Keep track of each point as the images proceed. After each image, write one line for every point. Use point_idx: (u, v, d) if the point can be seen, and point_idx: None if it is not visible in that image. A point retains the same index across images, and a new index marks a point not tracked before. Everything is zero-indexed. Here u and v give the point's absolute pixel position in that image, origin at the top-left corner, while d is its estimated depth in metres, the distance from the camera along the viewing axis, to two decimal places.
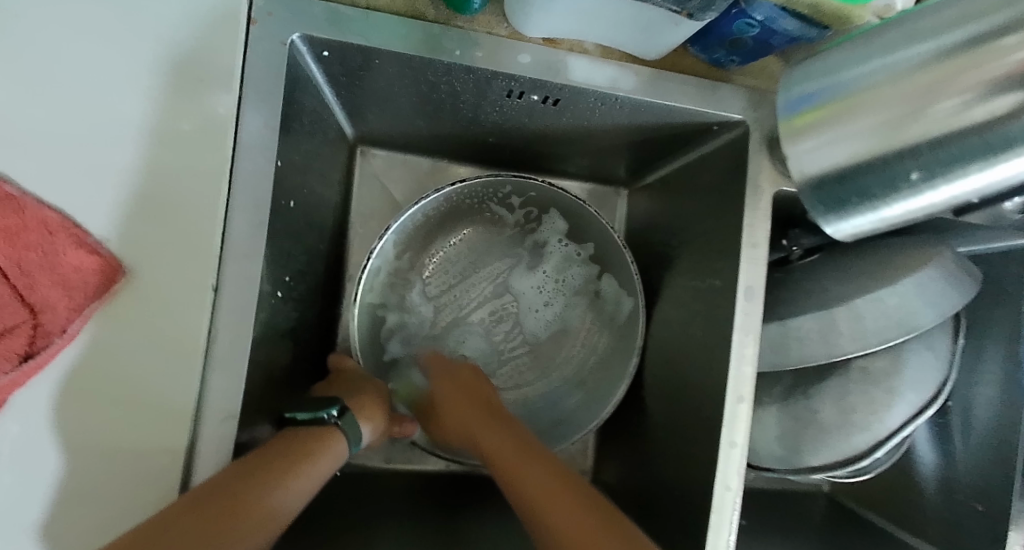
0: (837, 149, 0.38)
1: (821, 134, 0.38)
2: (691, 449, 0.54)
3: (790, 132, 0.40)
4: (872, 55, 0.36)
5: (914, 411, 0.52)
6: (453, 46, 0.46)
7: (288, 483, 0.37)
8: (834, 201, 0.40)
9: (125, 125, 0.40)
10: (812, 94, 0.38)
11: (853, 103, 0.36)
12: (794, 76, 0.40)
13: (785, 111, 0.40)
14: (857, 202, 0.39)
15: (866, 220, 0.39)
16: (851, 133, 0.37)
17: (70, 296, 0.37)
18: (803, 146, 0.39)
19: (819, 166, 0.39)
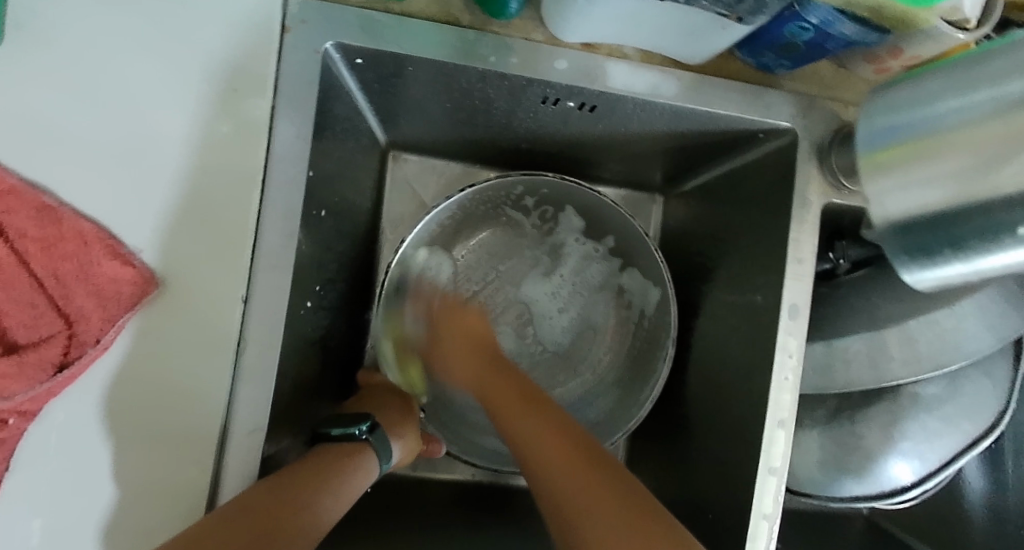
0: (923, 192, 0.30)
1: (903, 174, 0.31)
2: (728, 472, 0.52)
3: (869, 169, 0.33)
4: (976, 86, 0.28)
5: (968, 442, 0.50)
6: (488, 52, 0.45)
7: (339, 482, 0.39)
8: (919, 248, 0.31)
9: (158, 134, 0.40)
10: (898, 126, 0.31)
11: (943, 142, 0.29)
12: (879, 104, 0.33)
13: (867, 143, 0.33)
14: (946, 254, 0.30)
15: (956, 271, 0.31)
16: (940, 176, 0.29)
17: (105, 307, 0.37)
18: (883, 186, 0.32)
19: (903, 209, 0.31)
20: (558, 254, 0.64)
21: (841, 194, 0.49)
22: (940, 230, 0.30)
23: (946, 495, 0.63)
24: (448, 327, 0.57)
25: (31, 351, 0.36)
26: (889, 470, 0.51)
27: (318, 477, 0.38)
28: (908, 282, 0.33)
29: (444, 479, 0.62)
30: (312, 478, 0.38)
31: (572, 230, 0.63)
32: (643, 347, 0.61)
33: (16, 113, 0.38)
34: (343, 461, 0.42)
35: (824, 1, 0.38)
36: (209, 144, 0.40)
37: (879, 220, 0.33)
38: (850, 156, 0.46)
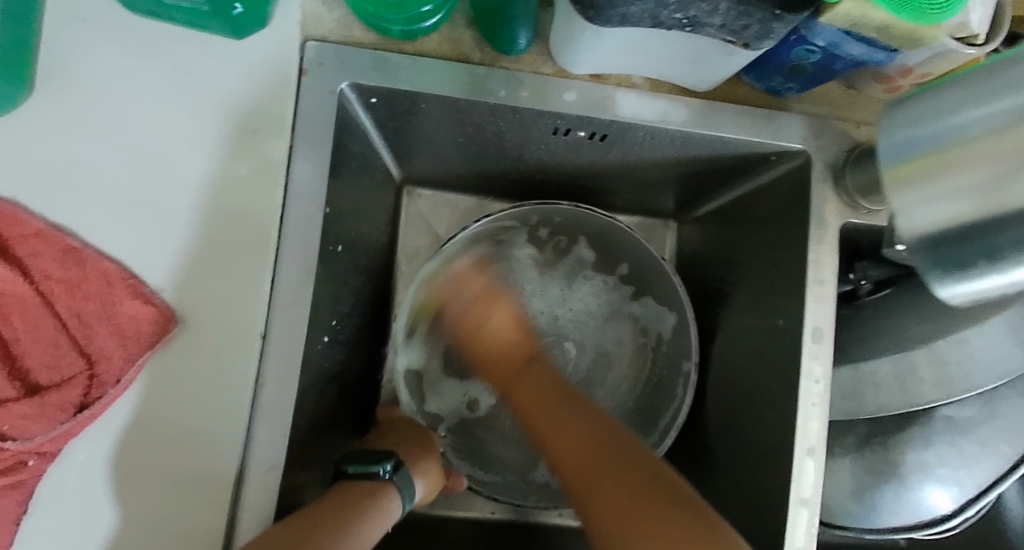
0: (952, 203, 0.26)
1: (934, 184, 0.27)
2: (758, 505, 0.50)
3: (893, 181, 0.29)
4: (1000, 93, 0.26)
5: (1010, 465, 0.48)
6: (498, 87, 0.46)
7: (380, 510, 0.41)
8: (955, 262, 0.27)
9: (179, 176, 0.41)
10: (923, 138, 0.28)
11: (971, 151, 0.26)
12: (895, 117, 0.30)
13: (889, 156, 0.29)
14: (984, 264, 0.26)
15: (993, 282, 0.26)
16: (974, 184, 0.26)
17: (125, 346, 0.38)
18: (910, 198, 0.28)
19: (933, 222, 0.27)
20: (568, 287, 0.64)
21: (859, 214, 0.49)
22: (976, 240, 0.26)
23: (988, 523, 0.60)
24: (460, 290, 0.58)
25: (52, 393, 0.36)
26: (927, 497, 0.49)
27: (358, 504, 0.40)
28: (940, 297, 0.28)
29: (462, 517, 0.60)
30: (358, 505, 0.40)
31: (586, 262, 0.64)
32: (664, 366, 0.60)
33: (47, 160, 0.40)
34: (381, 489, 0.43)
35: (830, 24, 0.38)
36: (228, 186, 0.41)
37: (906, 238, 0.29)
38: (866, 176, 0.46)
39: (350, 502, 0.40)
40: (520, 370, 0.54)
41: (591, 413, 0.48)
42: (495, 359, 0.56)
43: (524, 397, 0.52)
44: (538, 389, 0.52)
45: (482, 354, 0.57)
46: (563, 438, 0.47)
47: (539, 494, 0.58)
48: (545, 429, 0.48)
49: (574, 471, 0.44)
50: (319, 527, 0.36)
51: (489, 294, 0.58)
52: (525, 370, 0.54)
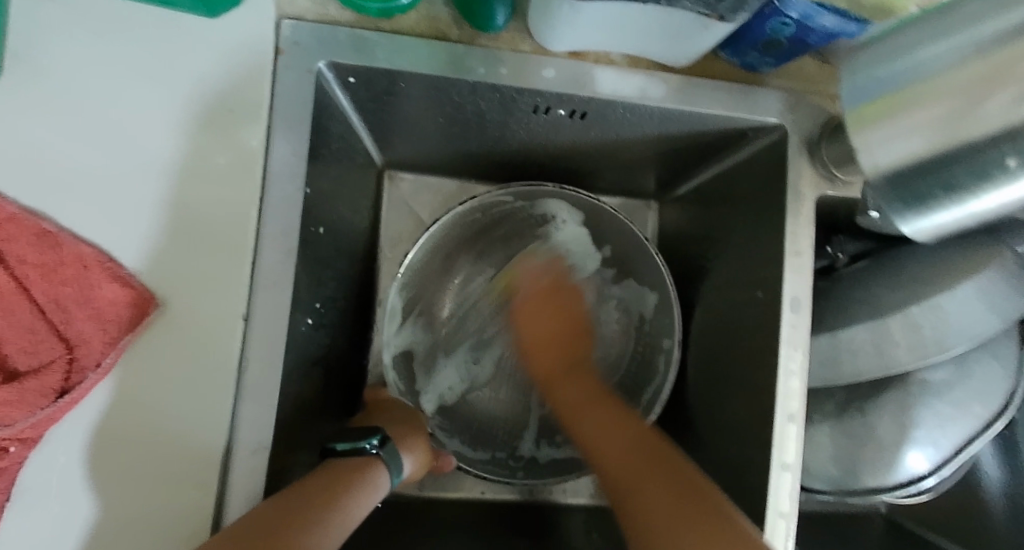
0: (908, 141, 0.30)
1: (895, 124, 0.29)
2: (741, 474, 0.51)
3: (854, 124, 0.31)
4: (952, 31, 0.27)
5: (982, 425, 0.49)
6: (477, 65, 0.46)
7: (366, 487, 0.41)
8: (911, 195, 0.32)
9: (153, 157, 0.40)
10: (877, 82, 0.30)
11: (926, 90, 0.28)
12: (858, 60, 0.31)
13: (851, 99, 0.31)
14: (940, 197, 0.31)
15: (951, 215, 0.32)
16: (934, 120, 0.29)
17: (105, 330, 0.37)
18: (872, 139, 0.30)
19: (890, 160, 0.30)
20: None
21: (834, 186, 0.49)
22: (935, 175, 0.30)
23: (963, 487, 0.63)
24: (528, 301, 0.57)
25: (31, 378, 0.35)
26: (905, 459, 0.49)
27: (346, 481, 0.40)
28: (906, 233, 0.33)
29: (452, 498, 0.61)
30: (345, 481, 0.40)
31: (575, 240, 0.63)
32: (647, 343, 0.61)
33: (15, 143, 0.39)
34: (364, 466, 0.43)
35: None
36: (205, 168, 0.41)
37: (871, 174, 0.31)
38: (842, 146, 0.47)
39: (337, 478, 0.40)
40: (570, 373, 0.53)
41: (637, 426, 0.46)
42: (548, 357, 0.54)
43: (568, 405, 0.50)
44: (572, 395, 0.51)
45: (538, 364, 0.55)
46: (609, 449, 0.44)
47: (526, 470, 0.60)
48: (586, 430, 0.47)
49: (621, 467, 0.43)
50: (306, 502, 0.36)
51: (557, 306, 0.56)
52: (572, 383, 0.52)
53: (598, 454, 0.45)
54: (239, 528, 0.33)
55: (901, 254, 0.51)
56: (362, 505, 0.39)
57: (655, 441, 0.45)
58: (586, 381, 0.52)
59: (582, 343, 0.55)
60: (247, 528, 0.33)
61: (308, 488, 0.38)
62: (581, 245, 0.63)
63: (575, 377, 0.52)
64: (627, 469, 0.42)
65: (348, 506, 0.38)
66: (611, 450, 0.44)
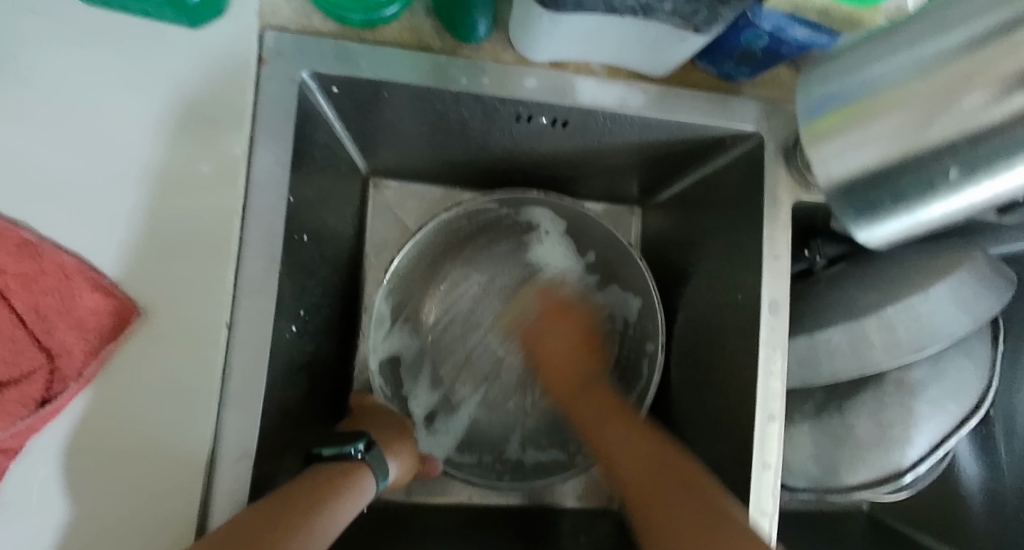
0: (863, 150, 0.34)
1: (853, 135, 0.34)
2: (723, 474, 0.52)
3: (811, 136, 0.36)
4: (894, 52, 0.33)
5: (957, 422, 0.49)
6: (460, 75, 0.46)
7: (351, 491, 0.42)
8: (865, 203, 0.35)
9: (135, 167, 0.40)
10: (834, 95, 0.35)
11: (879, 104, 0.33)
12: (811, 79, 0.37)
13: (806, 114, 0.37)
14: (890, 205, 0.35)
15: (900, 223, 0.35)
16: (893, 129, 0.33)
17: (86, 339, 0.37)
18: (827, 150, 0.35)
19: (846, 169, 0.35)
20: (544, 270, 0.64)
21: (809, 191, 0.51)
22: (888, 183, 0.34)
23: (941, 484, 0.64)
24: (539, 342, 0.60)
25: (12, 389, 0.36)
26: (881, 457, 0.49)
27: (331, 485, 0.40)
28: (861, 238, 0.37)
29: (439, 503, 0.62)
30: (330, 486, 0.40)
31: (561, 244, 0.64)
32: (631, 346, 0.63)
33: None
34: (351, 470, 0.44)
35: (775, 8, 0.40)
36: (189, 177, 0.41)
37: (824, 186, 0.37)
38: None
39: (323, 482, 0.40)
40: (578, 394, 0.56)
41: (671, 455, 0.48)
42: (556, 383, 0.58)
43: (586, 422, 0.54)
44: (598, 418, 0.54)
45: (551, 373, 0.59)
46: (626, 462, 0.49)
47: (513, 473, 0.61)
48: (609, 446, 0.51)
49: (630, 474, 0.47)
50: (290, 505, 0.36)
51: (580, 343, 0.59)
52: (582, 392, 0.57)
53: (614, 458, 0.50)
54: (223, 532, 0.33)
55: (876, 261, 0.53)
56: (347, 509, 0.40)
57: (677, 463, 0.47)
58: (594, 387, 0.57)
59: (597, 353, 0.59)
60: (231, 531, 0.33)
61: (293, 491, 0.38)
62: (566, 249, 0.64)
63: (573, 387, 0.57)
64: (638, 480, 0.46)
65: (332, 510, 0.38)
66: (632, 464, 0.48)
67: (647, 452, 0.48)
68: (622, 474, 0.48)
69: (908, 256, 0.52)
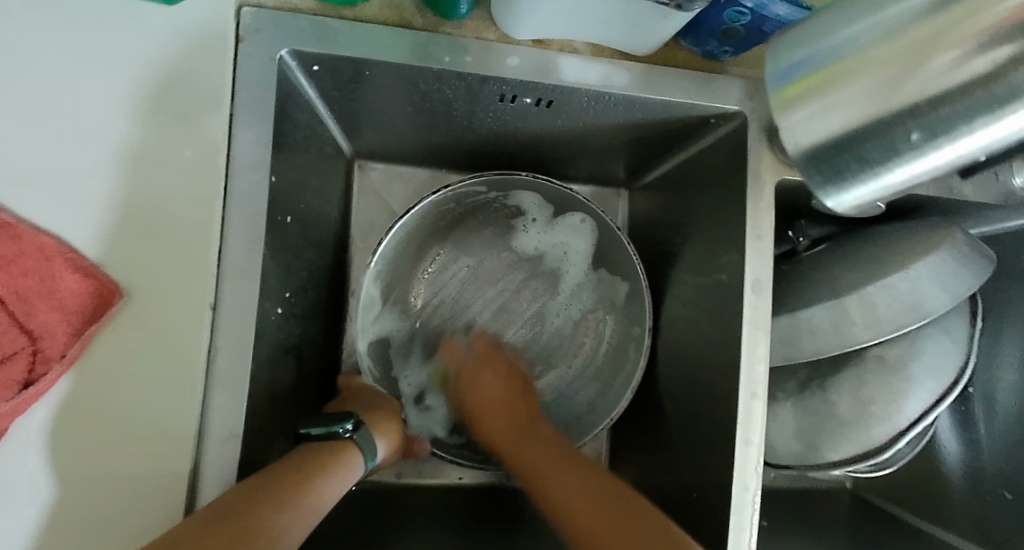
0: (830, 117, 0.32)
1: (820, 100, 0.32)
2: (708, 451, 0.52)
3: (779, 105, 0.34)
4: (865, 12, 0.31)
5: (935, 398, 0.50)
6: (442, 53, 0.46)
7: (339, 469, 0.42)
8: (833, 172, 0.33)
9: (113, 147, 0.40)
10: (803, 60, 0.33)
11: (849, 67, 0.31)
12: (779, 44, 0.35)
13: (775, 82, 0.34)
14: (858, 173, 0.32)
15: (867, 191, 0.33)
16: (862, 94, 0.31)
17: (69, 321, 0.37)
18: (795, 118, 0.33)
19: (813, 137, 0.33)
20: (531, 255, 0.64)
21: (793, 170, 0.51)
22: (851, 150, 0.32)
23: (921, 460, 0.65)
24: (470, 378, 0.58)
25: None
26: (861, 433, 0.50)
27: (321, 464, 0.41)
28: (830, 206, 0.34)
29: (431, 484, 0.62)
30: (320, 465, 0.41)
31: (549, 230, 0.64)
32: (619, 330, 0.63)
33: None
34: (338, 450, 0.44)
35: None
36: (168, 157, 0.41)
37: (793, 156, 0.34)
38: None
39: (313, 461, 0.41)
40: (520, 427, 0.53)
41: (603, 497, 0.43)
42: (488, 416, 0.55)
43: (532, 465, 0.49)
44: (533, 448, 0.51)
45: (484, 426, 0.56)
46: (584, 513, 0.42)
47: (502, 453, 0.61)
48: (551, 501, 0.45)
49: (579, 529, 0.41)
50: (282, 483, 0.37)
51: (513, 383, 0.57)
52: (530, 426, 0.54)
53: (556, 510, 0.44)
54: (216, 508, 0.33)
55: (858, 242, 0.54)
56: (335, 488, 0.40)
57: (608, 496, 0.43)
58: (539, 426, 0.54)
59: (528, 392, 0.57)
60: (224, 508, 0.33)
61: (283, 470, 0.38)
62: (554, 234, 0.64)
63: (517, 422, 0.54)
64: (595, 532, 0.40)
65: (322, 488, 0.39)
66: (573, 504, 0.43)
67: (594, 485, 0.44)
68: (571, 524, 0.42)
69: (891, 236, 0.52)
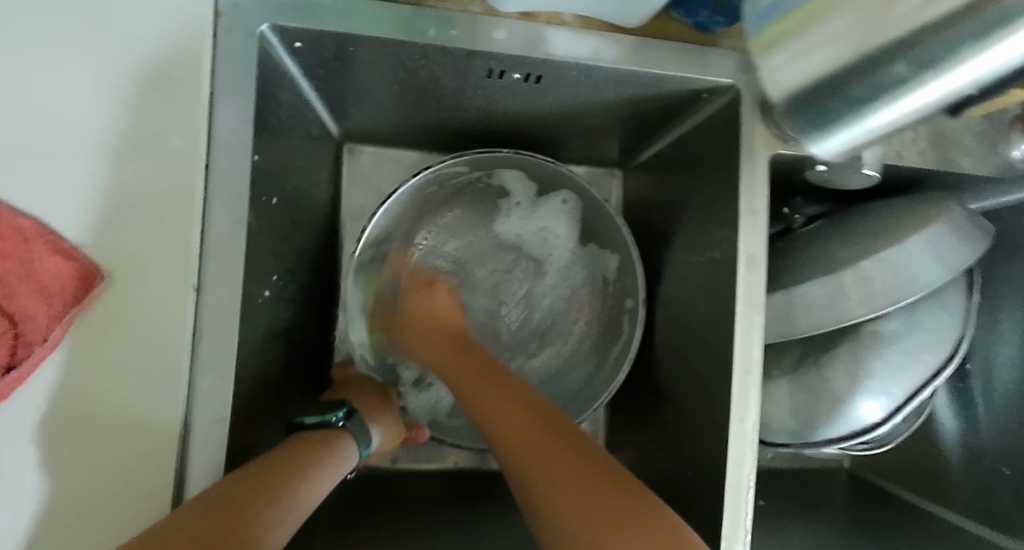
0: (810, 56, 0.32)
1: (799, 41, 0.33)
2: (704, 430, 0.52)
3: (760, 49, 0.35)
4: None
5: (931, 373, 0.50)
6: (428, 27, 0.45)
7: (331, 458, 0.41)
8: (817, 117, 0.35)
9: (88, 126, 0.39)
10: (781, 1, 0.33)
11: (826, 4, 0.31)
12: None
13: (754, 25, 0.35)
14: (844, 114, 0.34)
15: (854, 133, 0.34)
16: (838, 33, 0.31)
17: (50, 304, 0.36)
18: (777, 62, 0.34)
19: (797, 80, 0.33)
20: (516, 236, 0.63)
21: (788, 144, 0.49)
22: (835, 92, 0.33)
23: (920, 437, 0.64)
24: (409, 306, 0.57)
25: None
26: (857, 408, 0.50)
27: (312, 454, 0.40)
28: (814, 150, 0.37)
29: (427, 469, 0.62)
30: (312, 454, 0.40)
31: (533, 212, 0.63)
32: (612, 305, 0.63)
33: None
34: (329, 438, 0.43)
35: None
36: (146, 136, 0.40)
37: (777, 98, 0.35)
38: None
39: (303, 451, 0.40)
40: (452, 350, 0.53)
41: (538, 417, 0.44)
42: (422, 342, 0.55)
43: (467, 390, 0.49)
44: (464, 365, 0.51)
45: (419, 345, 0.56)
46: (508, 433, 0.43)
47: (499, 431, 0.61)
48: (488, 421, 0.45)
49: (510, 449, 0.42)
50: (273, 474, 0.36)
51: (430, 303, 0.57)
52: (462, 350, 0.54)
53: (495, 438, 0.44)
54: (206, 500, 0.33)
55: (854, 215, 0.53)
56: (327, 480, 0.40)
57: (554, 428, 0.43)
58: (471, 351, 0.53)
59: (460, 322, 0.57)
60: (214, 500, 0.33)
61: (274, 460, 0.38)
62: (540, 215, 0.63)
63: (446, 351, 0.53)
64: (526, 453, 0.41)
65: (315, 479, 0.38)
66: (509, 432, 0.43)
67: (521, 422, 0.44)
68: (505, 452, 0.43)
69: (888, 209, 0.51)
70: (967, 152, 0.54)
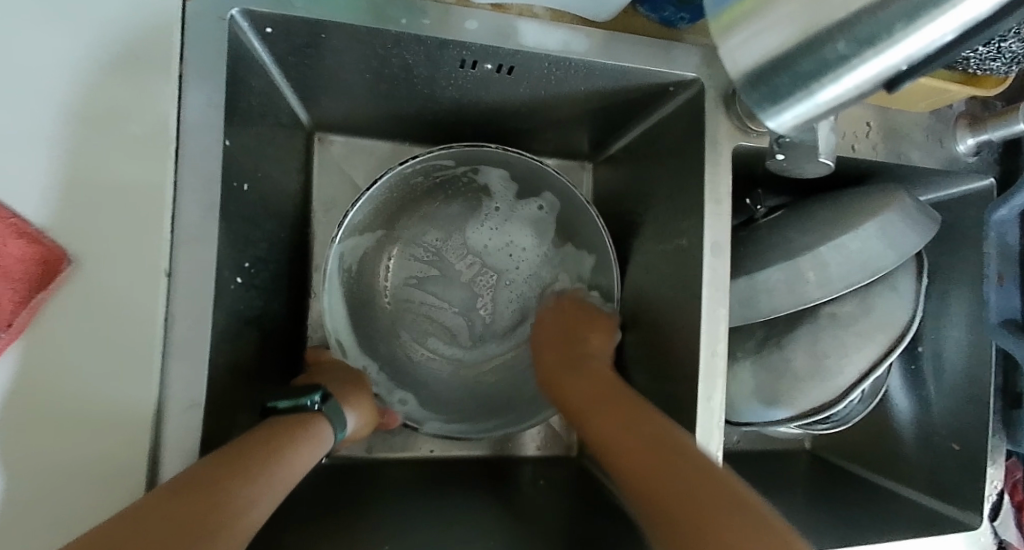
0: (765, 38, 0.33)
1: (755, 23, 0.33)
2: (672, 410, 0.54)
3: (718, 30, 0.36)
4: None
5: (886, 350, 0.52)
6: (399, 15, 0.46)
7: (306, 441, 0.41)
8: (768, 90, 0.34)
9: (47, 106, 0.37)
10: None
11: None
12: None
13: (714, 9, 0.36)
14: (792, 88, 0.33)
15: (803, 108, 0.34)
16: (791, 14, 0.32)
17: (13, 289, 0.35)
18: (733, 43, 0.35)
19: (751, 59, 0.34)
20: (485, 244, 0.64)
21: (748, 136, 0.51)
22: (787, 65, 0.32)
23: (876, 417, 0.68)
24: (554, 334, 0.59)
25: None
26: (817, 387, 0.52)
27: (289, 437, 0.40)
28: (769, 124, 0.36)
29: (401, 457, 0.63)
30: (287, 437, 0.40)
31: (506, 219, 0.64)
32: None
33: None
34: (303, 422, 0.43)
35: None
36: (109, 116, 0.39)
37: (735, 78, 0.36)
38: None
39: (277, 433, 0.40)
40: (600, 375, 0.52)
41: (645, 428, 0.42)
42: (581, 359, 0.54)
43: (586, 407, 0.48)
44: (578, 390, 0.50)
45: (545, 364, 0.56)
46: (619, 437, 0.42)
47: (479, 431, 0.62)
48: (603, 427, 0.44)
49: (619, 454, 0.40)
50: (247, 458, 0.36)
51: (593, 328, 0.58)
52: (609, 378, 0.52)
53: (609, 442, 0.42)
54: (173, 487, 0.32)
55: (811, 205, 0.56)
56: (302, 468, 0.39)
57: (652, 433, 0.41)
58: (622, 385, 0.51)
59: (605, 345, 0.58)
60: (180, 486, 0.32)
61: (244, 445, 0.37)
62: (512, 221, 0.64)
63: (591, 374, 0.52)
64: (634, 457, 0.39)
65: (289, 462, 0.38)
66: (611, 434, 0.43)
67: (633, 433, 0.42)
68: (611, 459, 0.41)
69: (843, 198, 0.54)
70: (916, 145, 0.57)
